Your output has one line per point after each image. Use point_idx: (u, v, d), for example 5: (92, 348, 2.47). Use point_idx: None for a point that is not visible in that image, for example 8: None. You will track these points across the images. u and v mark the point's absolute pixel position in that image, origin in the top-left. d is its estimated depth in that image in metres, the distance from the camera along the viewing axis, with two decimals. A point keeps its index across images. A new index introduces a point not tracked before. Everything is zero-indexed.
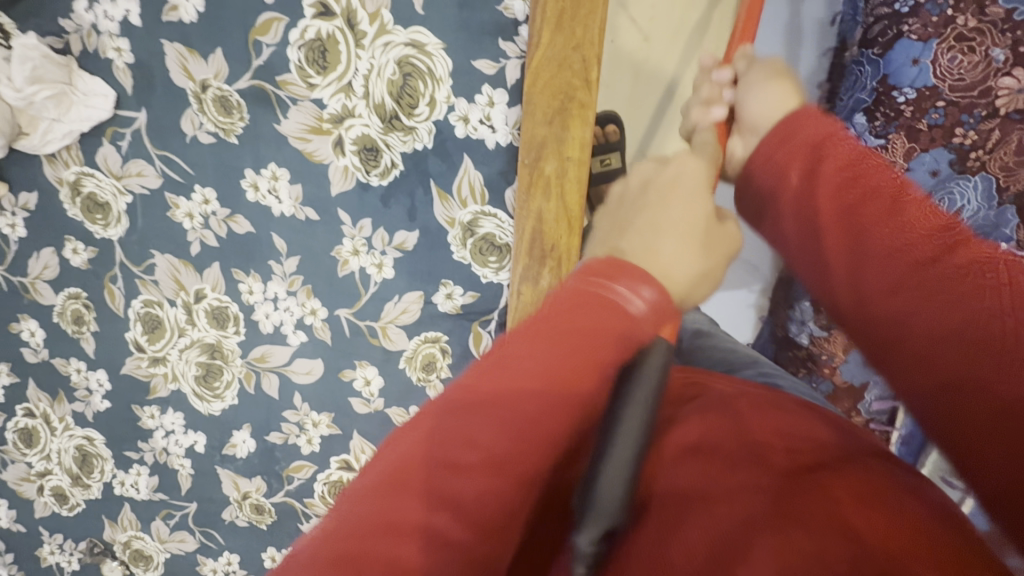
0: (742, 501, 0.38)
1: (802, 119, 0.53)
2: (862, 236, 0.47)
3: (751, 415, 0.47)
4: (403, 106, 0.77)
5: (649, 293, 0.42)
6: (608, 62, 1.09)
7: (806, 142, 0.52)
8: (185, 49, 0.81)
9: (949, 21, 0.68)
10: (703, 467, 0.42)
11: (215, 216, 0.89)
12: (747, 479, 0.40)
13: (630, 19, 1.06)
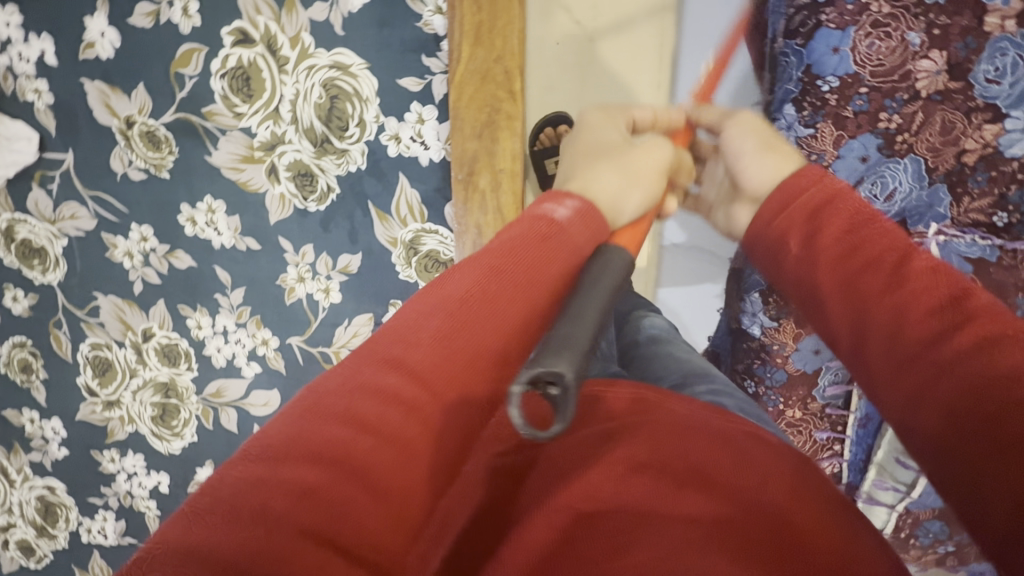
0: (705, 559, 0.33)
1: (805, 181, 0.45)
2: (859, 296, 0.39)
3: (695, 439, 0.42)
4: (333, 128, 0.76)
5: (574, 204, 0.43)
6: None
7: (834, 207, 0.43)
8: (106, 86, 0.79)
9: (864, 8, 0.68)
10: (650, 500, 0.38)
11: (154, 253, 0.87)
12: (703, 535, 0.35)
13: None
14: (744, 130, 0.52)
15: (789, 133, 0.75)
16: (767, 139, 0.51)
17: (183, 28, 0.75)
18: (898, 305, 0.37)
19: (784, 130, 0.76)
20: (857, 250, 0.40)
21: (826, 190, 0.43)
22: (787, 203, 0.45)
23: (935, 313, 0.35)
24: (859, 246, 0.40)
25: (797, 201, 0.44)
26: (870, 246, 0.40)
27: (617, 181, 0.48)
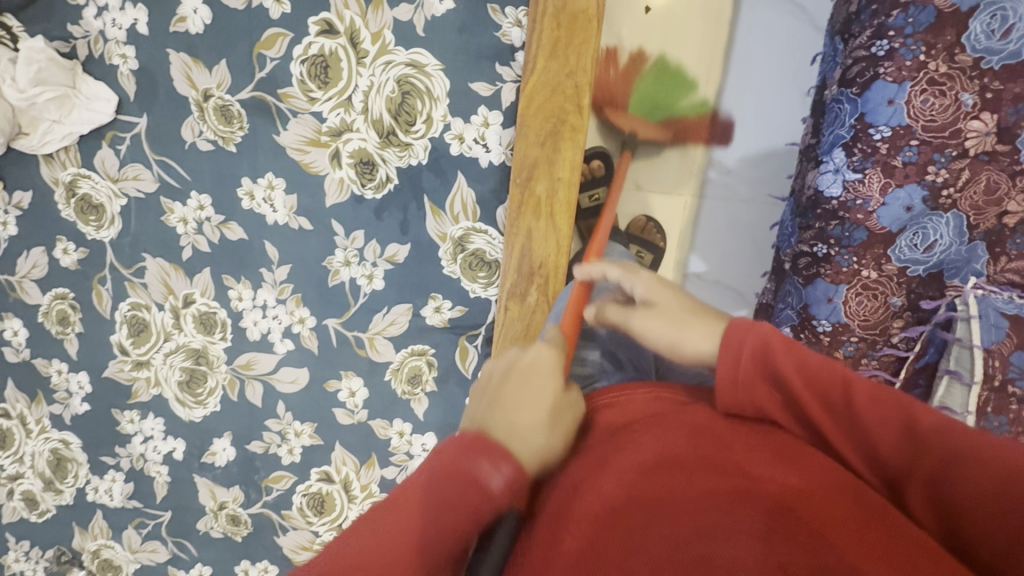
0: (720, 518, 0.36)
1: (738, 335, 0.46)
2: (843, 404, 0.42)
3: (704, 433, 0.44)
4: (401, 122, 0.79)
5: (509, 470, 0.40)
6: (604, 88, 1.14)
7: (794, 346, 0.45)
8: (190, 59, 0.83)
9: (922, 65, 0.71)
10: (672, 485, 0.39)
11: (209, 222, 0.90)
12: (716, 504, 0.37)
13: (626, 52, 1.13)
14: (654, 329, 0.54)
15: (836, 175, 0.78)
16: (681, 312, 0.54)
17: (272, 13, 0.79)
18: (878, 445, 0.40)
19: (832, 173, 0.79)
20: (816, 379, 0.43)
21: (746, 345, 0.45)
22: (738, 361, 0.45)
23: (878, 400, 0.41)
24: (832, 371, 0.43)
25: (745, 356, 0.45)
26: (817, 364, 0.44)
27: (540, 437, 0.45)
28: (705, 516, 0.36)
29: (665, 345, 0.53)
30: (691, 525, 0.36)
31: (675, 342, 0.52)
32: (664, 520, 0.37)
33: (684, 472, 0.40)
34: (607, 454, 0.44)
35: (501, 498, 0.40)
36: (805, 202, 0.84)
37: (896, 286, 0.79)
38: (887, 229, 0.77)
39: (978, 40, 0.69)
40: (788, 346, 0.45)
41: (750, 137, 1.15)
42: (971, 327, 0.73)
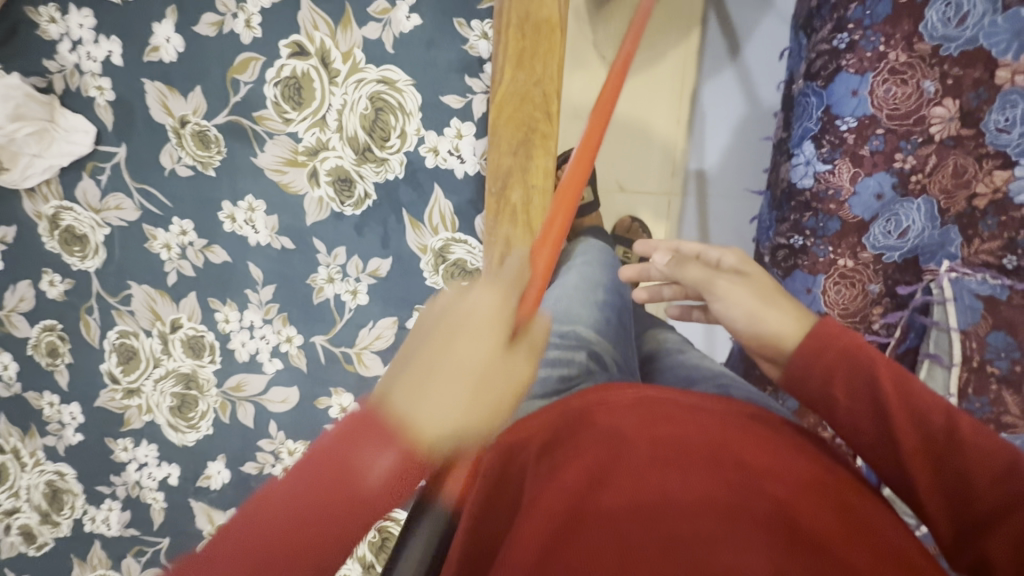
0: (713, 524, 0.40)
1: (827, 331, 0.51)
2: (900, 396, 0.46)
3: (696, 439, 0.48)
4: (376, 138, 0.80)
5: (399, 451, 0.32)
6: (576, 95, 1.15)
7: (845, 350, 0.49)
8: (165, 87, 0.84)
9: (882, 56, 0.73)
10: (680, 488, 0.43)
11: (192, 247, 0.90)
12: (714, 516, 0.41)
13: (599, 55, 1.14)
14: (738, 299, 0.57)
15: (807, 167, 0.79)
16: (769, 290, 0.57)
17: (243, 38, 0.80)
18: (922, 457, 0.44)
19: (803, 165, 0.80)
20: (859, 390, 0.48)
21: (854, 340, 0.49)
22: (822, 354, 0.50)
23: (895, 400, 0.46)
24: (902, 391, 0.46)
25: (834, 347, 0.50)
26: (918, 392, 0.46)
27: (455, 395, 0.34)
28: (699, 519, 0.41)
29: (745, 318, 0.56)
30: (691, 525, 0.41)
31: (758, 315, 0.55)
32: (669, 521, 0.41)
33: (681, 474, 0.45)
34: (606, 452, 0.48)
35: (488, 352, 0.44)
36: (780, 195, 0.85)
37: (873, 273, 0.80)
38: (859, 217, 0.78)
39: (935, 28, 0.70)
40: (887, 361, 0.48)
41: (731, 133, 1.16)
42: (946, 310, 0.73)
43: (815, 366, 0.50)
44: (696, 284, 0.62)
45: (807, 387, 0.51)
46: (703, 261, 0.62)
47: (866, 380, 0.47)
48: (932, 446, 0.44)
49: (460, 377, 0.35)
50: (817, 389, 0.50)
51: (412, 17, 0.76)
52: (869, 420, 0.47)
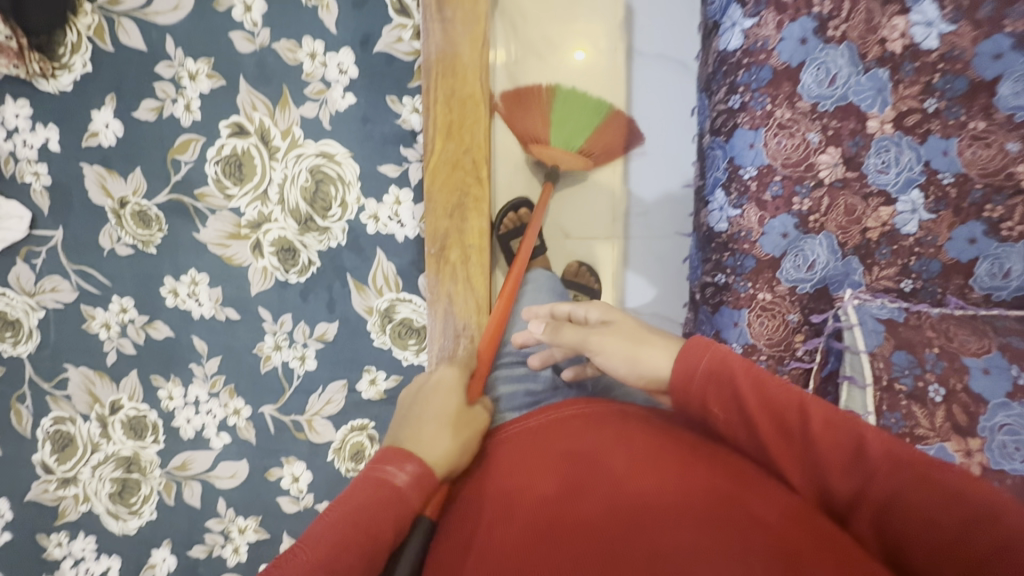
0: (686, 530, 0.44)
1: (700, 349, 0.56)
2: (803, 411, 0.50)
3: (662, 453, 0.52)
4: (317, 208, 0.83)
5: (412, 468, 0.55)
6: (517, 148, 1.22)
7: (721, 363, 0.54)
8: (104, 170, 0.85)
9: (770, 114, 0.82)
10: (655, 497, 0.47)
11: (133, 324, 0.89)
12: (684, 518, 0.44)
13: None
14: (612, 347, 0.63)
15: (721, 213, 0.87)
16: (634, 330, 0.64)
17: (183, 121, 0.83)
18: (823, 454, 0.48)
19: (718, 210, 0.88)
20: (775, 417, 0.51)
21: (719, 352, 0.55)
22: (692, 375, 0.55)
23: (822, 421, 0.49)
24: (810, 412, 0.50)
25: (708, 355, 0.55)
26: (775, 390, 0.52)
27: (441, 441, 0.60)
28: (668, 526, 0.44)
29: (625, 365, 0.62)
30: (667, 535, 0.44)
31: (637, 360, 0.61)
32: (641, 532, 0.45)
33: (657, 482, 0.48)
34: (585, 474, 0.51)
35: (411, 492, 0.54)
36: (702, 238, 0.92)
37: (790, 304, 0.86)
38: (771, 254, 0.85)
39: (811, 88, 0.81)
40: (745, 368, 0.53)
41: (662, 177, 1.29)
42: (855, 334, 0.78)
43: (693, 388, 0.55)
44: (574, 345, 0.68)
45: (690, 409, 0.56)
46: (573, 323, 0.70)
47: (731, 394, 0.53)
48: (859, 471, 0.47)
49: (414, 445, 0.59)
50: (696, 410, 0.56)
51: (347, 96, 0.81)
52: (744, 428, 0.52)
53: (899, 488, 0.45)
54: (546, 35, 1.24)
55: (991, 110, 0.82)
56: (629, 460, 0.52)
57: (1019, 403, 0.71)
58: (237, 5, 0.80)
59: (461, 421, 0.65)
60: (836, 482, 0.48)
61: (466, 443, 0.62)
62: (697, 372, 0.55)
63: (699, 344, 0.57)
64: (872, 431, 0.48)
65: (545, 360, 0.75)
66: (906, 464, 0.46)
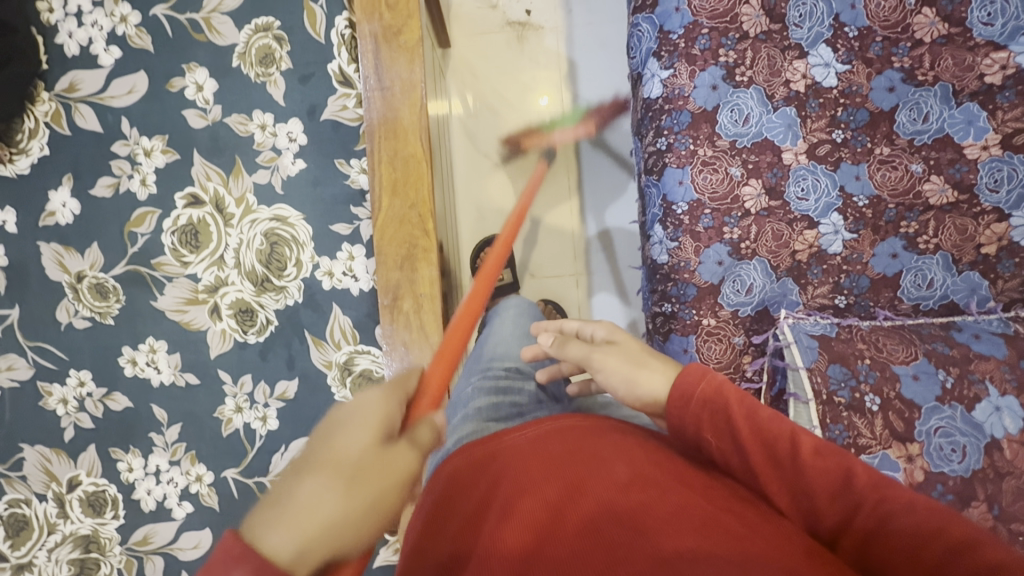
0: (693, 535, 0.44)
1: (697, 374, 0.59)
2: (798, 439, 0.54)
3: (666, 472, 0.53)
4: (273, 269, 0.86)
5: (256, 558, 0.39)
6: (479, 200, 1.48)
7: (719, 388, 0.57)
8: (61, 247, 0.87)
9: (694, 153, 0.89)
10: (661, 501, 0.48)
11: (90, 397, 0.89)
12: (687, 523, 0.45)
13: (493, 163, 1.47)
14: (612, 365, 0.67)
15: (661, 245, 0.92)
16: (635, 352, 0.69)
17: (139, 195, 0.86)
18: (811, 479, 0.51)
19: (658, 243, 0.93)
20: (767, 440, 0.54)
21: (712, 384, 0.58)
22: (688, 401, 0.58)
23: (816, 451, 0.53)
24: (806, 442, 0.53)
25: (703, 381, 0.58)
26: (768, 419, 0.55)
27: (327, 502, 0.44)
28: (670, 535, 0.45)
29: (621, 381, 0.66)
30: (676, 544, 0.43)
31: (633, 379, 0.65)
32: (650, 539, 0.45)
33: (661, 491, 0.50)
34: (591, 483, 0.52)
35: (295, 566, 0.40)
36: (648, 270, 0.97)
37: (734, 327, 0.91)
38: (710, 282, 0.90)
39: (728, 127, 0.89)
40: (741, 398, 0.57)
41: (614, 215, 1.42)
42: (792, 351, 0.81)
43: (689, 411, 0.58)
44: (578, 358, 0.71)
45: (686, 434, 0.59)
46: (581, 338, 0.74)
47: (725, 418, 0.56)
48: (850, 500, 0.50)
49: (334, 465, 0.46)
50: (693, 434, 0.58)
51: (297, 162, 0.86)
52: (737, 454, 0.55)
53: (886, 516, 0.48)
54: (497, 91, 1.46)
55: (893, 136, 0.92)
56: (638, 469, 0.53)
57: (948, 406, 0.76)
58: (189, 85, 0.85)
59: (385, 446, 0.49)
60: (823, 507, 0.50)
61: (390, 455, 0.48)
62: (692, 395, 0.58)
63: (705, 368, 0.60)
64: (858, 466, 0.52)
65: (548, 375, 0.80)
66: (893, 501, 0.48)
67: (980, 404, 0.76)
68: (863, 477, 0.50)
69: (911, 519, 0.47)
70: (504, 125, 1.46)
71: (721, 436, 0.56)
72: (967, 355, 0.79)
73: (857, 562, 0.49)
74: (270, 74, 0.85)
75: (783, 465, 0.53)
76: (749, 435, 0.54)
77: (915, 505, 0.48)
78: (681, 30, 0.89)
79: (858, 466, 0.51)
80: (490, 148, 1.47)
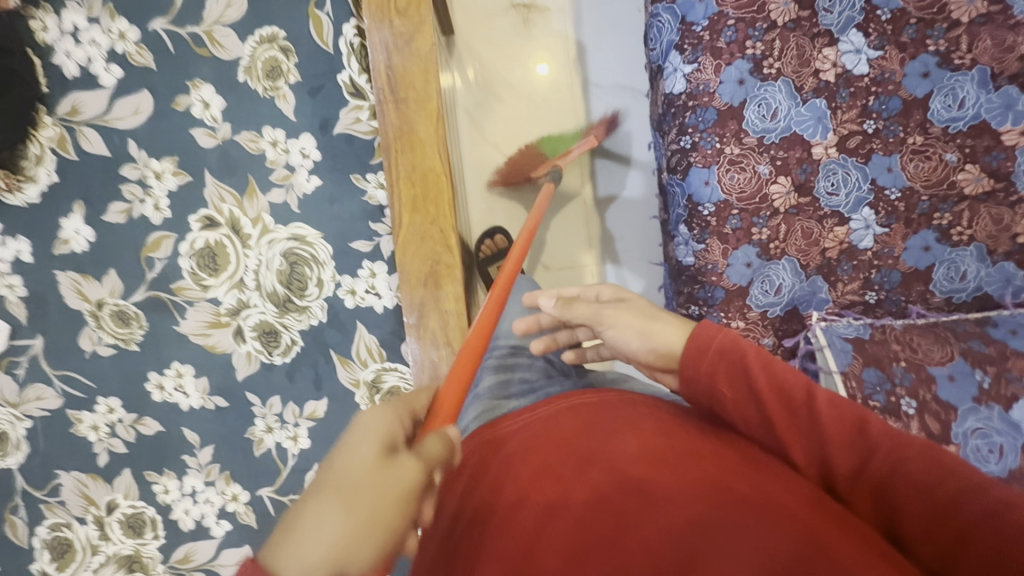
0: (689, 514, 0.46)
1: (708, 330, 0.59)
2: (812, 394, 0.52)
3: (669, 444, 0.54)
4: (294, 289, 0.85)
5: (308, 548, 0.37)
6: (486, 187, 1.43)
7: (729, 349, 0.57)
8: (79, 275, 0.86)
9: (720, 152, 0.86)
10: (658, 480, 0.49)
11: (121, 422, 0.89)
12: (685, 495, 0.47)
13: (499, 152, 1.43)
14: (624, 321, 0.69)
15: (687, 247, 0.90)
16: (646, 310, 0.70)
17: (153, 219, 0.85)
18: (829, 433, 0.50)
19: (683, 244, 0.91)
20: (780, 398, 0.53)
21: (726, 338, 0.57)
22: (704, 353, 0.57)
23: (832, 402, 0.52)
24: (819, 397, 0.52)
25: (715, 341, 0.58)
26: (785, 374, 0.54)
27: (358, 535, 0.38)
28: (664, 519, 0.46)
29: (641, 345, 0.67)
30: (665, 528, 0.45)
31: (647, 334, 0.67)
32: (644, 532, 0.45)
33: (664, 469, 0.50)
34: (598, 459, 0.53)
35: (383, 476, 0.41)
36: (672, 271, 0.95)
37: (763, 329, 0.90)
38: (738, 284, 0.88)
39: (756, 123, 0.85)
40: (755, 350, 0.56)
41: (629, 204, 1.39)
42: (826, 355, 0.80)
43: (701, 366, 0.57)
44: (588, 317, 0.72)
45: (699, 391, 0.58)
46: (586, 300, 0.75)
47: (739, 373, 0.55)
48: (861, 450, 0.49)
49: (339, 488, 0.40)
50: (705, 389, 0.57)
51: (312, 179, 0.83)
52: (754, 410, 0.54)
53: (901, 469, 0.47)
54: (505, 81, 1.41)
55: (927, 124, 0.88)
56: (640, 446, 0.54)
57: (985, 406, 0.75)
58: (195, 103, 0.82)
59: (389, 456, 0.42)
60: (837, 459, 0.50)
61: (398, 465, 0.41)
62: (702, 355, 0.57)
63: (710, 325, 0.60)
64: (873, 417, 0.51)
65: (548, 344, 0.84)
66: (909, 453, 0.48)
67: (1019, 403, 0.75)
68: (883, 432, 0.49)
69: (923, 471, 0.47)
70: (511, 114, 1.41)
71: (735, 393, 0.55)
72: (1004, 352, 0.78)
73: (877, 515, 0.49)
74: (279, 88, 0.81)
75: (796, 422, 0.52)
76: (765, 390, 0.53)
77: (934, 456, 0.47)
78: (705, 22, 0.84)
79: (871, 418, 0.51)
80: (499, 138, 1.42)
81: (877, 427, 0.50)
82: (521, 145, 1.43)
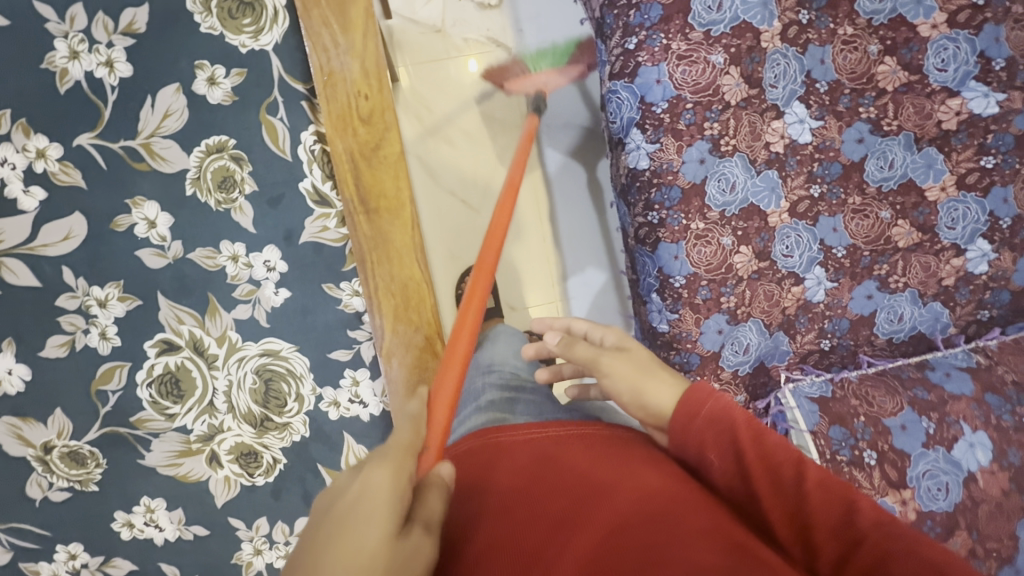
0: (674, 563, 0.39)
1: (700, 393, 0.57)
2: (799, 466, 0.51)
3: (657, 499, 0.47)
4: (272, 407, 0.80)
5: None
6: (439, 231, 1.33)
7: (716, 416, 0.55)
8: (17, 419, 0.77)
9: (686, 227, 0.89)
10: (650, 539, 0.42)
11: (86, 567, 0.82)
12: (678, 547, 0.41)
13: (449, 193, 1.33)
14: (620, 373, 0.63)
15: (661, 314, 0.93)
16: (646, 362, 0.64)
17: (101, 349, 0.77)
18: (810, 507, 0.48)
19: (657, 311, 0.94)
20: (762, 461, 0.52)
21: (718, 401, 0.56)
22: (693, 418, 0.56)
23: (820, 482, 0.49)
24: (805, 471, 0.50)
25: (707, 403, 0.56)
26: (774, 443, 0.52)
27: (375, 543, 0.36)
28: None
29: (630, 395, 0.62)
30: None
31: (641, 391, 0.61)
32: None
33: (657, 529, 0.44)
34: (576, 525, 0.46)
35: None
36: (646, 333, 0.98)
37: (736, 386, 0.96)
38: (711, 349, 0.93)
39: (717, 198, 0.89)
40: (746, 418, 0.54)
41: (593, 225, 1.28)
42: (796, 416, 0.93)
43: (691, 430, 0.56)
44: (585, 362, 0.67)
45: (688, 453, 0.57)
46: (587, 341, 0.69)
47: (726, 438, 0.53)
48: (847, 535, 0.46)
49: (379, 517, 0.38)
50: (694, 454, 0.56)
51: (280, 291, 0.78)
52: (741, 482, 0.52)
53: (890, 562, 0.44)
54: (449, 120, 1.31)
55: (864, 184, 0.95)
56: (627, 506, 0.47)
57: (932, 449, 0.89)
58: (138, 222, 0.75)
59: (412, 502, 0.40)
60: (823, 541, 0.47)
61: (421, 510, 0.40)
62: (693, 418, 0.56)
63: (704, 387, 0.58)
64: (864, 503, 0.48)
65: (555, 374, 0.79)
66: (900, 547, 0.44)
67: (958, 443, 0.89)
68: (873, 519, 0.46)
69: (917, 569, 0.43)
70: (458, 153, 1.32)
71: (722, 459, 0.54)
72: (943, 398, 0.92)
73: None
74: (233, 199, 0.75)
75: (779, 491, 0.50)
76: (748, 453, 0.52)
77: (927, 550, 0.44)
78: (664, 103, 0.86)
79: (863, 504, 0.48)
80: (447, 178, 1.32)
81: (871, 516, 0.46)
82: (472, 185, 1.33)
